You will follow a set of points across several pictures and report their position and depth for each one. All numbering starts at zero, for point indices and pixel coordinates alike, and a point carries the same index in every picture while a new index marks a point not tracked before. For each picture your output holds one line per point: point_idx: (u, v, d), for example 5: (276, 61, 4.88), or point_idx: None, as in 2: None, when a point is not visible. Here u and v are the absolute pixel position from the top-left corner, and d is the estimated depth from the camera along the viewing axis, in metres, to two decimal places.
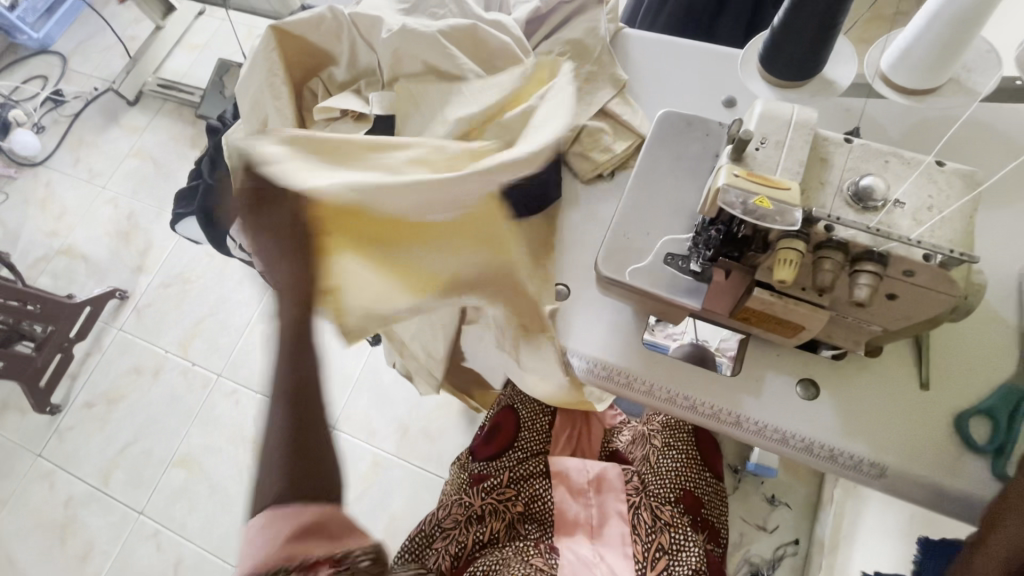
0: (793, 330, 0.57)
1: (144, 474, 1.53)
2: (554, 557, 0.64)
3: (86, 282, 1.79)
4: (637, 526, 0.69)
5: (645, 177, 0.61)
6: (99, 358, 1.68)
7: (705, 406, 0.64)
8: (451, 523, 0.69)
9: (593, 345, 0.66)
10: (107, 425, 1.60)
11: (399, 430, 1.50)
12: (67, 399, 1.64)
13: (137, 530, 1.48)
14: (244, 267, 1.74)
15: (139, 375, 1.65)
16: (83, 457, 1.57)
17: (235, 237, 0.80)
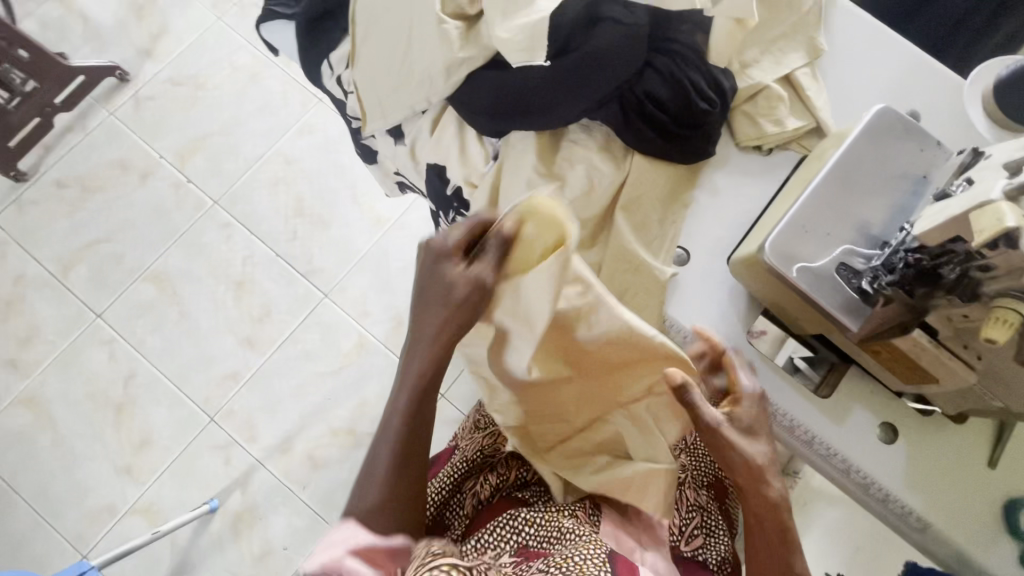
0: (918, 380, 0.55)
1: (110, 278, 1.42)
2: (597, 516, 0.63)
3: (81, 46, 1.55)
4: (681, 501, 0.66)
5: (843, 172, 0.55)
6: (80, 136, 1.49)
7: (784, 416, 0.63)
8: (492, 453, 0.68)
9: (700, 321, 0.63)
10: (77, 213, 1.45)
11: (392, 320, 1.44)
12: (35, 170, 1.46)
13: (92, 332, 1.39)
14: (269, 95, 1.55)
15: (124, 171, 1.48)
16: (44, 238, 1.43)
17: (336, 65, 0.67)
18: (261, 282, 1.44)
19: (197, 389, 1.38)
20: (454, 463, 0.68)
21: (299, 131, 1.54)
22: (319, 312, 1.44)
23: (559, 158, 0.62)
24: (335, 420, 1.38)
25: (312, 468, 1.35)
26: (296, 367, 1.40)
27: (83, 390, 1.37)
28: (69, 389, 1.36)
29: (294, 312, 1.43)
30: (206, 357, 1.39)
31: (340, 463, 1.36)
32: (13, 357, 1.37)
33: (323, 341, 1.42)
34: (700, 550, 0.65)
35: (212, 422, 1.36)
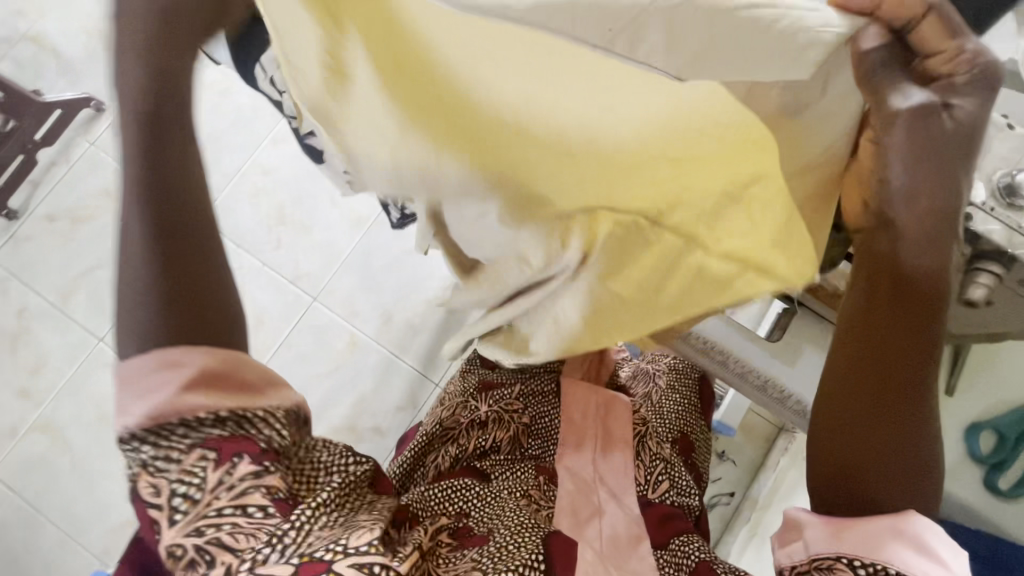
0: None
1: (107, 302, 1.47)
2: (552, 488, 0.62)
3: (56, 82, 1.59)
4: (641, 454, 0.67)
5: None
6: (65, 170, 1.54)
7: (737, 363, 0.64)
8: (454, 424, 0.68)
9: None
10: (69, 243, 1.50)
11: (381, 316, 1.47)
12: (26, 206, 1.52)
13: (95, 356, 1.45)
14: (241, 110, 1.58)
15: (109, 198, 1.53)
16: (41, 271, 1.49)
17: (268, 67, 0.69)
18: (250, 291, 1.48)
19: None
20: (418, 439, 0.70)
21: (274, 141, 1.56)
22: (310, 315, 1.47)
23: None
24: (334, 418, 1.42)
25: None
26: (293, 370, 1.44)
27: (93, 412, 1.42)
28: (79, 412, 1.42)
29: (286, 318, 1.47)
30: None
31: None
32: (24, 387, 1.43)
33: (316, 342, 1.45)
34: (667, 494, 0.66)
35: None
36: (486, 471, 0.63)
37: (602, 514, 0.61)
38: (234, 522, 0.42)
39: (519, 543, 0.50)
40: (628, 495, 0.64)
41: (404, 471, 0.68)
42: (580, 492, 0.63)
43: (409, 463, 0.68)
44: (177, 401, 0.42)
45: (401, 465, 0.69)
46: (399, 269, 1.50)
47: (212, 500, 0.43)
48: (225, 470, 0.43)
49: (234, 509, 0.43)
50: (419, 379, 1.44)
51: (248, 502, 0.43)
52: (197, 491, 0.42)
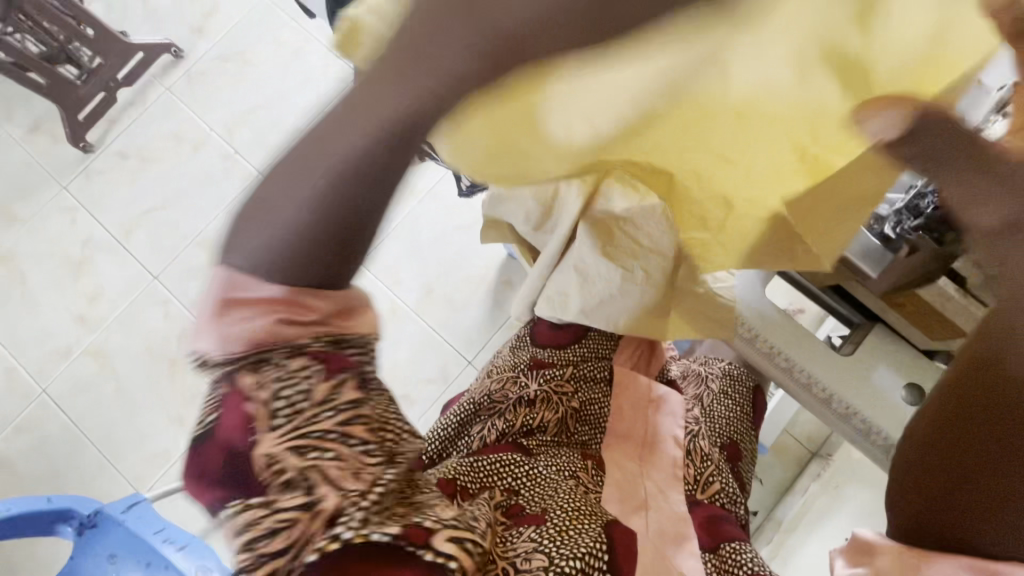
0: (945, 331, 0.53)
1: (165, 242, 1.53)
2: (599, 475, 0.64)
3: (141, 25, 1.64)
4: (693, 452, 0.67)
5: None
6: (139, 111, 1.60)
7: (802, 373, 0.61)
8: (502, 399, 0.68)
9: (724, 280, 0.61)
10: (137, 182, 1.56)
11: (423, 288, 1.48)
12: (100, 142, 1.58)
13: (149, 292, 1.50)
14: (311, 70, 1.61)
15: (178, 143, 1.58)
16: (108, 205, 1.55)
17: None
18: None
19: None
20: (461, 407, 0.70)
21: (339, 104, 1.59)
22: (354, 278, 1.49)
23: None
24: None
25: None
26: None
27: (141, 345, 1.48)
28: (128, 343, 1.48)
29: None
30: None
31: None
32: (81, 313, 1.50)
33: None
34: (716, 496, 0.65)
35: None
36: (530, 450, 0.64)
37: (648, 509, 0.62)
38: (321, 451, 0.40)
39: (579, 533, 0.52)
40: (675, 492, 0.64)
41: (445, 438, 0.69)
42: (626, 485, 0.64)
43: (452, 432, 0.68)
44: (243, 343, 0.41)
45: (445, 432, 0.69)
46: (446, 244, 1.50)
47: (316, 417, 0.40)
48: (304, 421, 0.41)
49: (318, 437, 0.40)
50: (453, 354, 1.45)
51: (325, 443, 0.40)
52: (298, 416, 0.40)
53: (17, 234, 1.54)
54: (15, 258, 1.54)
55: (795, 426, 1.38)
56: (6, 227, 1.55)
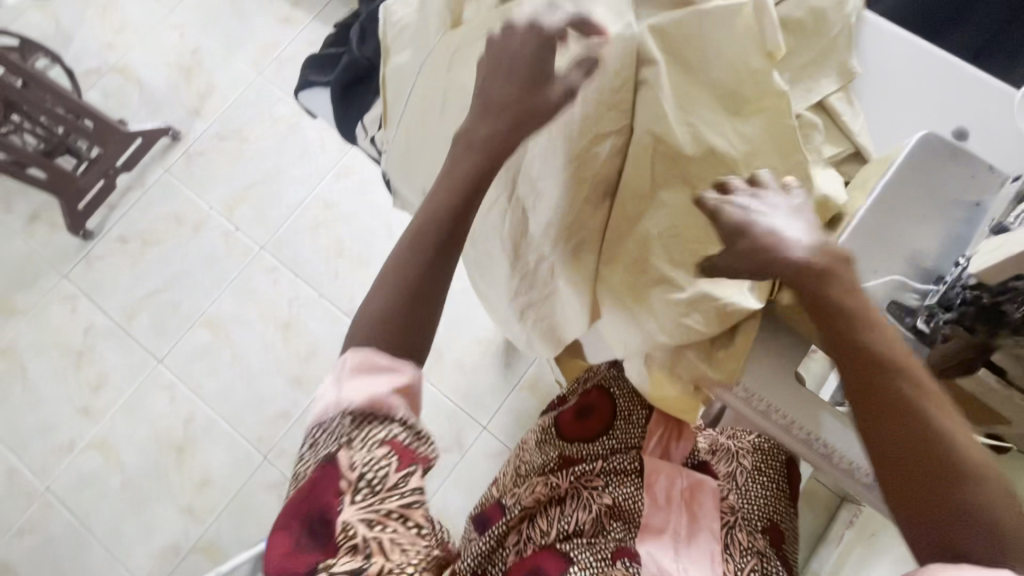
0: (987, 420, 0.52)
1: (170, 324, 1.51)
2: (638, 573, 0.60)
3: (138, 111, 1.68)
4: (731, 546, 0.65)
5: (885, 205, 0.53)
6: (138, 194, 1.60)
7: (845, 461, 0.59)
8: (533, 501, 0.68)
9: (754, 375, 0.60)
10: (139, 265, 1.56)
11: (432, 354, 1.47)
12: (101, 228, 1.58)
13: (153, 377, 1.48)
14: (309, 143, 1.63)
15: (178, 224, 1.58)
16: (110, 291, 1.54)
17: (368, 128, 0.71)
18: (306, 323, 1.50)
19: (251, 428, 1.43)
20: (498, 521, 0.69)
21: (337, 175, 1.60)
22: None
23: (603, 202, 0.59)
24: None
25: None
26: None
27: (147, 434, 1.44)
28: (134, 432, 1.44)
29: (339, 350, 1.48)
30: (256, 398, 1.45)
31: None
32: (84, 404, 1.47)
33: None
34: None
35: (265, 461, 1.41)
36: (568, 558, 0.62)
37: None
38: (390, 522, 0.49)
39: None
40: None
41: (480, 560, 0.65)
42: None
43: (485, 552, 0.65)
44: (387, 386, 0.50)
45: (477, 546, 0.67)
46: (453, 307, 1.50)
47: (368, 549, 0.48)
48: (389, 458, 0.50)
49: (383, 514, 0.49)
50: (467, 421, 1.42)
51: (388, 520, 0.49)
52: (378, 483, 0.49)
53: (17, 326, 1.53)
54: (15, 350, 1.51)
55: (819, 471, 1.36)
56: (6, 319, 1.53)
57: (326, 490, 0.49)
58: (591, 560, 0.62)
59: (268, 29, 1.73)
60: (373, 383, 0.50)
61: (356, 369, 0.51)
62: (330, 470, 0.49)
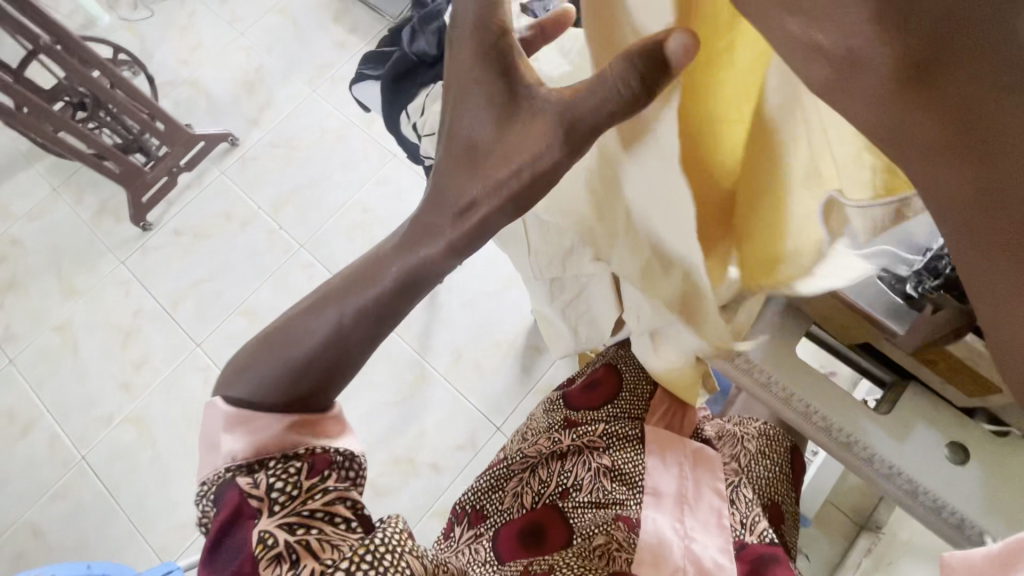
0: (981, 388, 0.54)
1: (210, 311, 1.62)
2: (633, 539, 0.65)
3: (203, 118, 1.85)
4: (737, 501, 0.69)
5: None
6: (195, 192, 1.75)
7: (841, 432, 0.61)
8: (535, 454, 0.73)
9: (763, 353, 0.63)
10: (189, 256, 1.68)
11: (452, 354, 1.52)
12: (159, 221, 1.72)
13: (191, 359, 1.57)
14: (353, 153, 1.76)
15: (227, 220, 1.71)
16: (161, 277, 1.67)
17: (411, 115, 0.79)
18: None
19: None
20: (500, 460, 0.75)
21: (376, 182, 1.72)
22: (385, 345, 1.54)
23: None
24: (396, 448, 1.45)
25: (374, 495, 1.40)
26: (364, 395, 1.50)
27: (179, 412, 1.52)
28: (168, 409, 1.52)
29: None
30: None
31: (400, 490, 1.41)
32: (126, 380, 1.57)
33: (388, 372, 1.52)
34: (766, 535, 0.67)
35: None
36: (565, 512, 0.69)
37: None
38: (320, 528, 0.47)
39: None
40: (723, 542, 0.65)
41: (482, 490, 0.73)
42: (659, 547, 0.64)
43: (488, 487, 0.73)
44: (281, 435, 0.48)
45: (481, 486, 0.74)
46: (475, 310, 1.56)
47: (305, 497, 0.47)
48: (298, 462, 0.48)
49: (307, 516, 0.47)
50: (482, 421, 1.45)
51: (313, 521, 0.47)
52: (292, 489, 0.47)
53: (74, 305, 1.65)
54: (70, 327, 1.63)
55: (838, 496, 1.31)
56: (65, 298, 1.66)
57: (237, 504, 0.47)
58: (589, 519, 0.68)
59: (325, 52, 1.91)
60: (255, 432, 0.48)
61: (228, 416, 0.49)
62: (236, 493, 0.47)
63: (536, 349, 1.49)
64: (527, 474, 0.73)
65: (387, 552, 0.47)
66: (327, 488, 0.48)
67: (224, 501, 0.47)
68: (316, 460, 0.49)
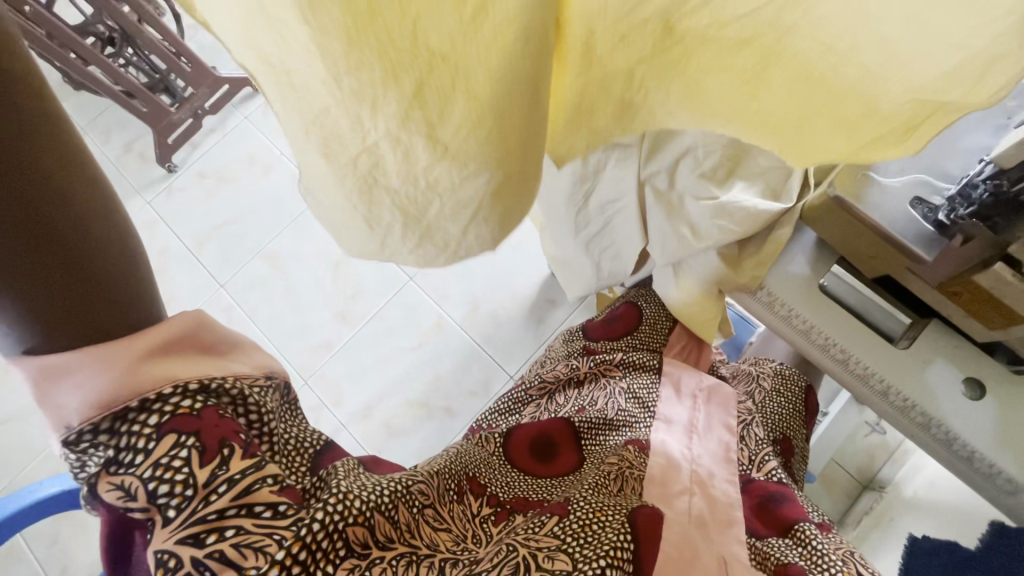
0: (1006, 320, 0.54)
1: (233, 254, 1.65)
2: (644, 458, 0.64)
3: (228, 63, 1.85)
4: (748, 437, 0.69)
5: None
6: (220, 136, 1.77)
7: (859, 364, 0.63)
8: (553, 380, 0.76)
9: (784, 285, 0.65)
10: (213, 198, 1.71)
11: (468, 304, 1.54)
12: (183, 163, 1.75)
13: (214, 299, 1.61)
14: None
15: (250, 164, 1.73)
16: (186, 218, 1.70)
17: None
18: (355, 264, 1.61)
19: (295, 354, 1.54)
20: (519, 386, 0.78)
21: None
22: (403, 293, 1.57)
23: None
24: (410, 391, 1.49)
25: (388, 435, 1.45)
26: (381, 340, 1.53)
27: None
28: None
29: (382, 292, 1.57)
30: (303, 328, 1.56)
31: (414, 431, 1.45)
32: None
33: (405, 319, 1.55)
34: (773, 472, 0.66)
35: (305, 384, 1.51)
36: (577, 429, 0.69)
37: (693, 494, 0.61)
38: (239, 529, 0.40)
39: (604, 521, 0.50)
40: (734, 472, 0.65)
41: (500, 413, 0.75)
42: (670, 469, 0.63)
43: (506, 408, 0.75)
44: (130, 379, 0.39)
45: (499, 408, 0.76)
46: (492, 263, 1.57)
47: (198, 493, 0.39)
48: (186, 449, 0.39)
49: (215, 519, 0.39)
50: (496, 370, 1.48)
51: (227, 522, 0.40)
52: (184, 489, 0.39)
53: None
54: None
55: (843, 457, 1.33)
56: None
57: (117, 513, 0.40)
58: (605, 440, 0.68)
59: None
60: (81, 385, 0.38)
61: (38, 377, 0.38)
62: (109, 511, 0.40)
63: (551, 303, 1.51)
64: (546, 399, 0.75)
65: (355, 496, 0.45)
66: (235, 477, 0.40)
67: (100, 507, 0.40)
68: (205, 430, 0.40)
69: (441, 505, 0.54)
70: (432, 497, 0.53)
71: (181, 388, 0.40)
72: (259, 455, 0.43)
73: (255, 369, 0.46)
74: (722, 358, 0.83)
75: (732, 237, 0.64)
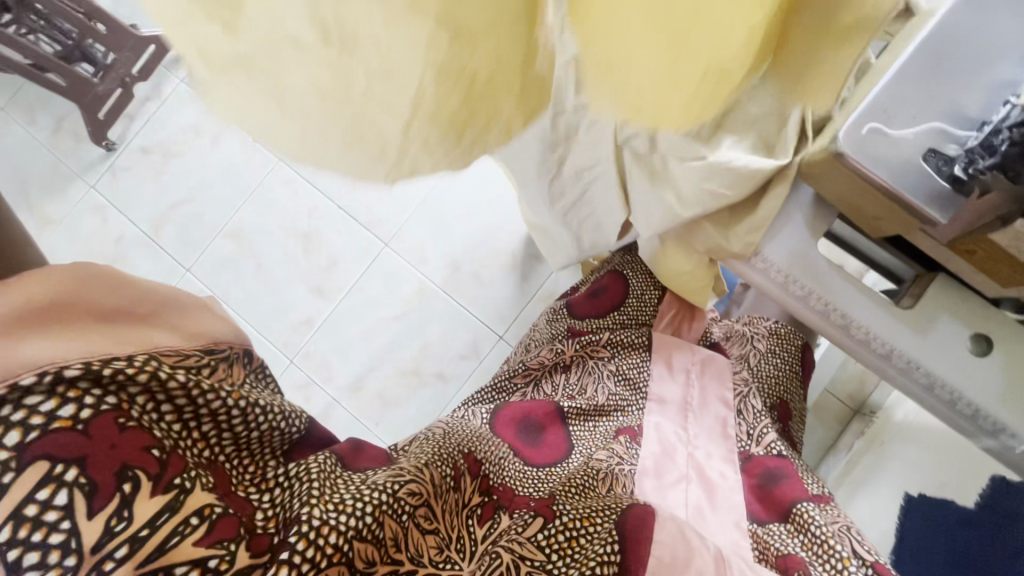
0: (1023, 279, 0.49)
1: (194, 234, 1.55)
2: (635, 449, 0.63)
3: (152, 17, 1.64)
4: (744, 411, 0.67)
5: (935, 50, 0.49)
6: (157, 105, 1.60)
7: (861, 329, 0.59)
8: (538, 366, 0.73)
9: (781, 251, 0.59)
10: (163, 175, 1.58)
11: (449, 266, 1.48)
12: (122, 139, 1.60)
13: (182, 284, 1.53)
14: None
15: (197, 134, 1.59)
16: (137, 200, 1.58)
17: None
18: (326, 234, 1.52)
19: (277, 334, 1.49)
20: (504, 372, 0.75)
21: None
22: (381, 260, 1.50)
23: None
24: (399, 360, 1.46)
25: (383, 405, 1.43)
26: (363, 312, 1.48)
27: None
28: None
29: (358, 261, 1.50)
30: (282, 306, 1.50)
31: (408, 400, 1.44)
32: None
33: (386, 287, 1.49)
34: (773, 445, 0.65)
35: (292, 363, 1.47)
36: (565, 416, 0.67)
37: (688, 482, 0.60)
38: None
39: (593, 532, 0.50)
40: (728, 450, 0.64)
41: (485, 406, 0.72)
42: (662, 457, 0.62)
43: (490, 399, 0.72)
44: None
45: (484, 396, 0.73)
46: (470, 220, 1.49)
47: None
48: None
49: None
50: (485, 330, 1.45)
51: None
52: None
53: (51, 234, 1.58)
54: (52, 257, 1.57)
55: (835, 385, 1.34)
56: (40, 228, 1.58)
57: None
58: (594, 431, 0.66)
59: None
60: None
61: None
62: None
63: (535, 257, 1.45)
64: (532, 386, 0.73)
65: (333, 529, 0.44)
66: None
67: None
68: (94, 457, 0.38)
69: (436, 499, 0.51)
70: (426, 493, 0.50)
71: (54, 379, 0.38)
72: (176, 483, 0.41)
73: (180, 341, 0.46)
74: (716, 319, 0.79)
75: (723, 203, 0.58)
